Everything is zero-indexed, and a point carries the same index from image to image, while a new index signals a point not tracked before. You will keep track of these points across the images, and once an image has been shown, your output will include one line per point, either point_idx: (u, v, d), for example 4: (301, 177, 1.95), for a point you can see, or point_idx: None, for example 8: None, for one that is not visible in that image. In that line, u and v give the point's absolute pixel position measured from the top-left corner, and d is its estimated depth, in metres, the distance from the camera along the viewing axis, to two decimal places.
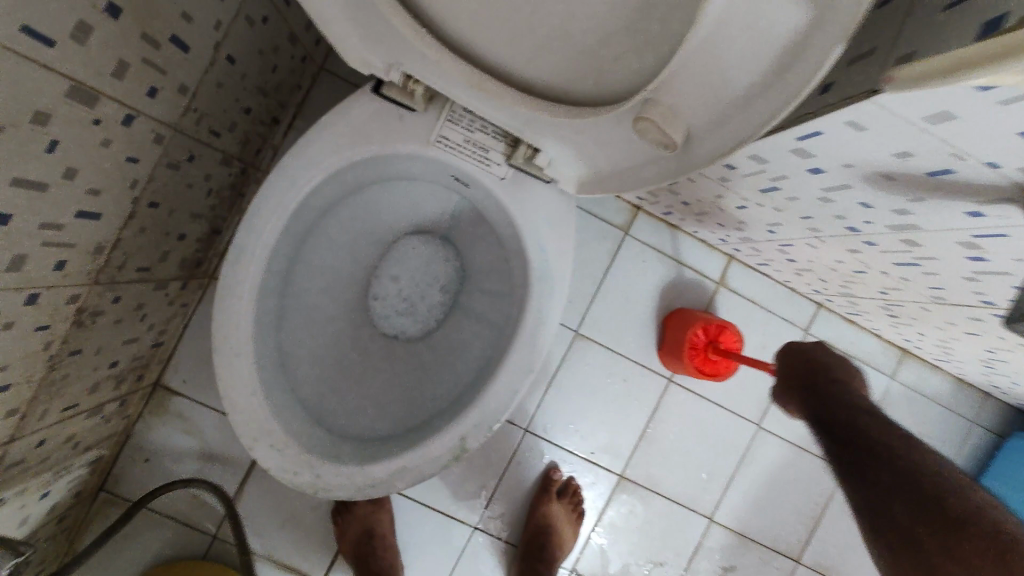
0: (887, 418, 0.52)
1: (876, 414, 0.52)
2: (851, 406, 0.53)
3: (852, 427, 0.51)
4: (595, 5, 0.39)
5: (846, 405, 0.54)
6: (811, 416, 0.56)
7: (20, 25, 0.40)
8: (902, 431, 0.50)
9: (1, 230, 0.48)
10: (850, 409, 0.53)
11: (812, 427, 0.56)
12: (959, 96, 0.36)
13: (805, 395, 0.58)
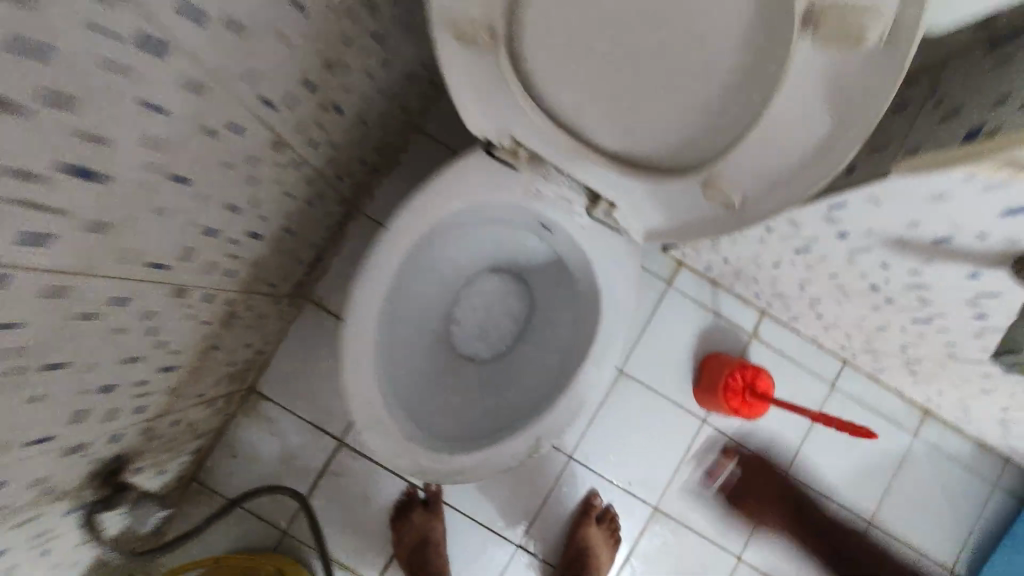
0: None
1: None
2: None
3: None
4: (677, 101, 0.53)
5: None
6: None
7: (261, 95, 0.57)
8: None
9: (208, 241, 0.63)
10: None
11: None
12: (952, 183, 0.48)
13: None
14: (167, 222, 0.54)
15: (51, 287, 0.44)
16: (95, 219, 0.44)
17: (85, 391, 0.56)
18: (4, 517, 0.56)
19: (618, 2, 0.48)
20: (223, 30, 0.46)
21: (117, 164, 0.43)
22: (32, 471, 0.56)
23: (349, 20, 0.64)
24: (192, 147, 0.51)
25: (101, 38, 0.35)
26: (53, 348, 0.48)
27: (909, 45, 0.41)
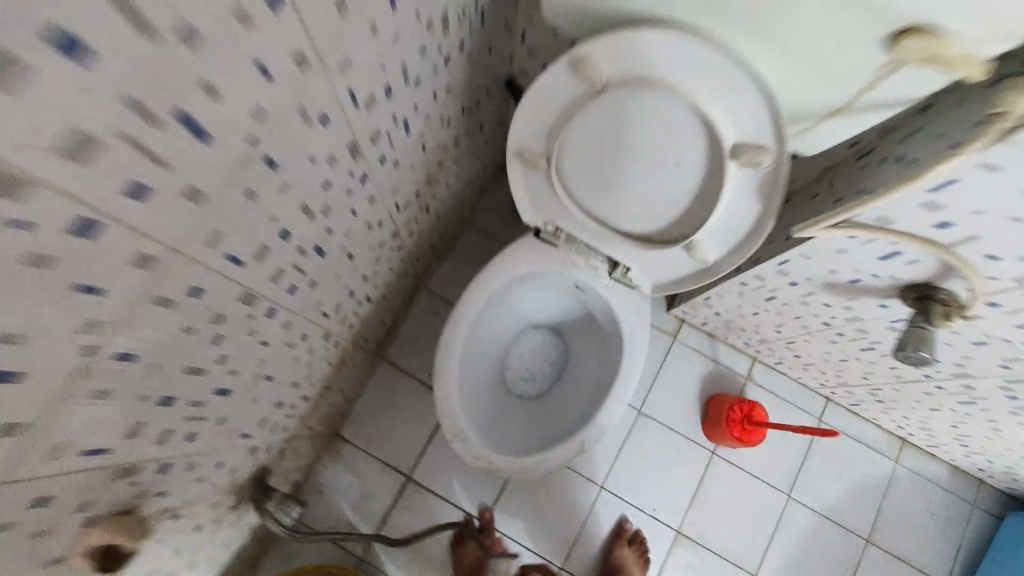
0: None
1: None
2: None
3: None
4: (654, 198, 0.78)
5: None
6: None
7: (394, 203, 0.86)
8: None
9: (349, 300, 0.91)
10: None
11: None
12: (845, 241, 0.76)
13: None
14: (337, 284, 0.81)
15: (285, 321, 0.71)
16: (313, 278, 0.72)
17: (271, 402, 0.81)
18: (210, 495, 0.79)
19: (608, 141, 0.74)
20: (389, 167, 0.76)
21: (331, 245, 0.72)
22: (231, 460, 0.80)
23: (444, 153, 0.95)
24: (359, 235, 0.80)
25: (348, 176, 0.65)
26: (271, 364, 0.74)
27: (780, 169, 0.66)
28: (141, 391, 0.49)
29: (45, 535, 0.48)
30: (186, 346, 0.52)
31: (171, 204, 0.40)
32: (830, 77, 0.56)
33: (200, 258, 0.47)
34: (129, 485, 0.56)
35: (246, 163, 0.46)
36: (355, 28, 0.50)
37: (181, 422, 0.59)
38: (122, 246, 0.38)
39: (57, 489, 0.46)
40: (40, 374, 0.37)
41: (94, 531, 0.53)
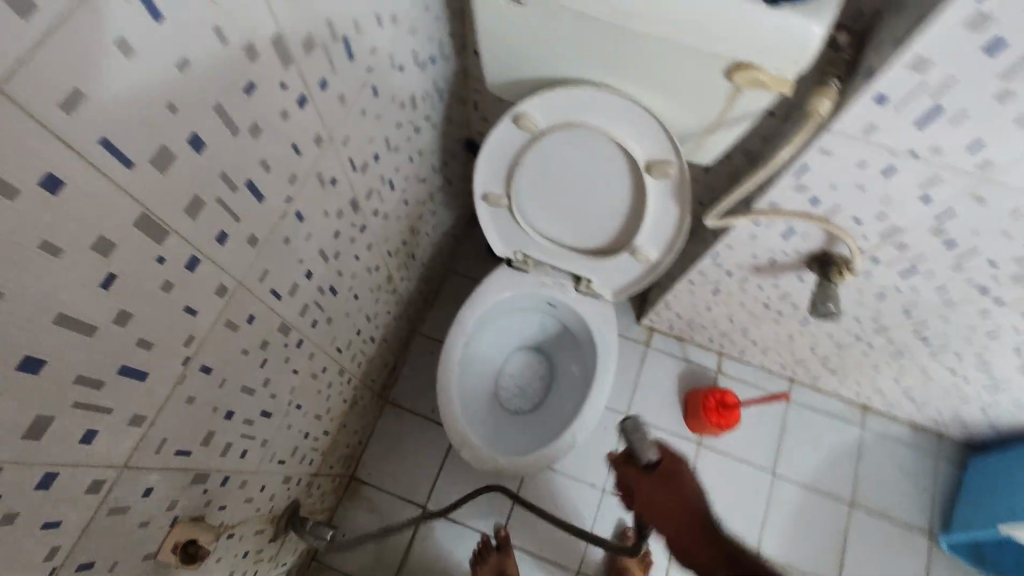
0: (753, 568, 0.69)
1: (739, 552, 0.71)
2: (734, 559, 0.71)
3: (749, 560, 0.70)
4: (600, 214, 0.99)
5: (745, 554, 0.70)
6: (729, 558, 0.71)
7: (387, 250, 1.03)
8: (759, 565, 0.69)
9: (358, 338, 1.05)
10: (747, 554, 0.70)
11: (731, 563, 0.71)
12: (751, 227, 0.95)
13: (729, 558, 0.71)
14: (347, 323, 0.97)
15: (311, 352, 0.85)
16: (330, 315, 0.87)
17: (301, 432, 0.94)
18: (256, 520, 0.89)
19: (554, 174, 0.95)
20: (380, 219, 0.93)
21: (342, 286, 0.88)
22: (272, 487, 0.91)
23: (421, 206, 1.14)
24: (363, 278, 0.96)
25: (350, 227, 0.82)
26: (300, 393, 0.88)
27: (681, 177, 0.85)
28: (214, 400, 0.63)
29: (146, 525, 0.59)
30: (244, 365, 0.67)
31: (237, 245, 0.56)
32: (705, 104, 0.77)
33: (253, 290, 0.63)
34: (201, 491, 0.68)
35: (282, 214, 0.62)
36: (350, 112, 0.69)
37: (238, 437, 0.72)
38: (209, 275, 0.53)
39: (158, 481, 0.58)
40: (158, 374, 0.52)
41: (177, 529, 0.65)
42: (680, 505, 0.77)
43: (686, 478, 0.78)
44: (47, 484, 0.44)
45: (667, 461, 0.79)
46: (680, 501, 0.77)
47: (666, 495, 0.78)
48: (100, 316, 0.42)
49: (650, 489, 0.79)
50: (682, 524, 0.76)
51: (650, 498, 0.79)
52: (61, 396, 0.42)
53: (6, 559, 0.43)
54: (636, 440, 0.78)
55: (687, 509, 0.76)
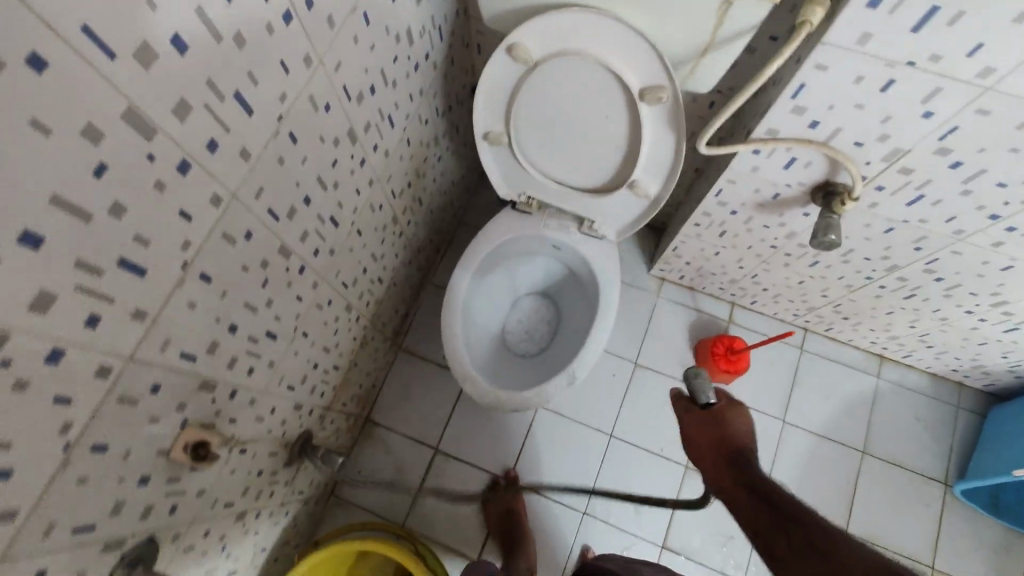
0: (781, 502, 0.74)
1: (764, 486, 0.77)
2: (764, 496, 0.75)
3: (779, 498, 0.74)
4: (598, 149, 0.98)
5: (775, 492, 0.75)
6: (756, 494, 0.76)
7: (391, 189, 1.06)
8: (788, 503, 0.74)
9: (364, 277, 1.09)
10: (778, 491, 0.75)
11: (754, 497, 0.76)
12: (751, 157, 0.93)
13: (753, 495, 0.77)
14: (352, 258, 1.00)
15: (314, 281, 0.89)
16: (332, 246, 0.91)
17: (310, 361, 0.99)
18: (268, 441, 0.95)
19: (550, 108, 0.95)
20: (381, 154, 0.95)
21: (343, 218, 0.91)
22: (282, 411, 0.96)
23: (426, 149, 1.15)
24: (365, 215, 0.99)
25: (349, 159, 0.85)
26: (306, 322, 0.92)
27: (676, 104, 0.84)
28: (216, 311, 0.67)
29: (156, 421, 0.64)
30: (244, 281, 0.71)
31: (229, 156, 0.59)
32: (695, 23, 0.76)
33: (249, 206, 0.66)
34: (208, 401, 0.73)
35: (274, 133, 0.65)
36: (340, 36, 0.71)
37: (243, 352, 0.77)
38: (202, 182, 0.56)
39: (165, 380, 0.63)
40: (157, 273, 0.56)
41: (187, 432, 0.70)
42: (719, 441, 0.85)
43: (734, 422, 0.86)
44: (56, 359, 0.48)
45: (723, 408, 0.88)
46: (721, 439, 0.85)
47: (709, 432, 0.87)
48: (95, 205, 0.46)
49: (696, 426, 0.88)
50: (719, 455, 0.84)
51: (694, 433, 0.88)
52: (61, 277, 0.45)
53: (21, 424, 0.47)
54: (697, 383, 0.89)
55: (726, 445, 0.84)
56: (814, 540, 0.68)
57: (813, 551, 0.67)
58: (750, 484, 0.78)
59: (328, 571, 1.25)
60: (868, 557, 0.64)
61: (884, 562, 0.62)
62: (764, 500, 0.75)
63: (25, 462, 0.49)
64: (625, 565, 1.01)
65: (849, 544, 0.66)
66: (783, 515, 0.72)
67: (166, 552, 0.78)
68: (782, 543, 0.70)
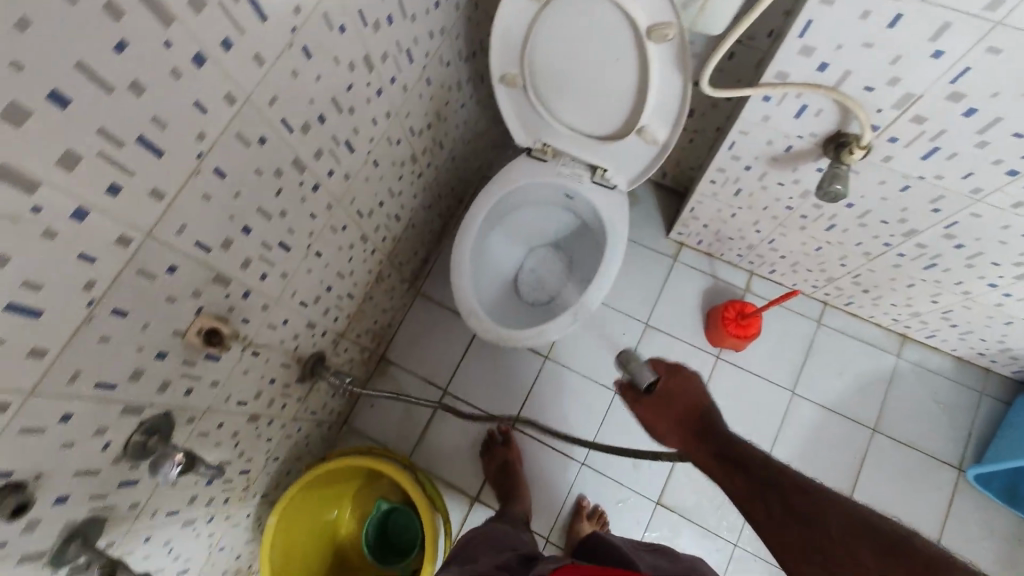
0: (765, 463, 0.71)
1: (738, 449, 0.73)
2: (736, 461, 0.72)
3: (766, 466, 0.71)
4: (607, 95, 1.01)
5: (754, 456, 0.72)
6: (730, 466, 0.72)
7: (410, 126, 1.11)
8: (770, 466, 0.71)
9: (380, 210, 1.14)
10: (761, 460, 0.71)
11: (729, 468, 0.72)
12: (761, 105, 0.93)
13: (730, 466, 0.72)
14: (367, 187, 1.06)
15: (328, 201, 0.95)
16: (347, 170, 0.96)
17: (323, 282, 1.06)
18: (280, 350, 1.03)
19: (562, 49, 0.97)
20: (399, 87, 1.00)
21: (358, 145, 0.96)
22: (295, 325, 1.04)
23: (448, 92, 1.19)
24: (382, 147, 1.04)
25: (364, 85, 0.90)
26: (320, 241, 0.98)
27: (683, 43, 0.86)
28: (230, 209, 0.74)
29: (173, 301, 0.72)
30: (258, 186, 0.77)
31: (243, 58, 0.65)
32: None
33: (263, 111, 0.72)
34: (222, 295, 0.80)
35: (288, 44, 0.70)
36: None
37: (256, 256, 0.84)
38: (217, 77, 0.62)
39: (181, 263, 0.70)
40: (174, 157, 0.62)
41: (201, 319, 0.78)
42: (678, 415, 0.81)
43: (682, 391, 0.82)
44: (81, 217, 0.55)
45: (666, 382, 0.83)
46: (677, 415, 0.80)
47: (663, 411, 0.82)
48: (116, 79, 0.52)
49: (651, 411, 0.82)
50: (682, 431, 0.79)
51: (652, 420, 0.82)
52: (85, 139, 0.52)
53: (49, 270, 0.55)
54: (634, 367, 0.83)
55: (683, 421, 0.79)
56: (794, 505, 0.66)
57: (795, 517, 0.65)
58: (722, 457, 0.74)
59: (338, 489, 1.35)
60: (846, 514, 0.64)
61: (856, 518, 0.63)
62: (738, 468, 0.72)
63: (54, 307, 0.57)
64: (633, 548, 0.91)
65: (828, 505, 0.65)
66: (756, 479, 0.70)
67: (181, 431, 0.87)
68: (759, 507, 0.68)
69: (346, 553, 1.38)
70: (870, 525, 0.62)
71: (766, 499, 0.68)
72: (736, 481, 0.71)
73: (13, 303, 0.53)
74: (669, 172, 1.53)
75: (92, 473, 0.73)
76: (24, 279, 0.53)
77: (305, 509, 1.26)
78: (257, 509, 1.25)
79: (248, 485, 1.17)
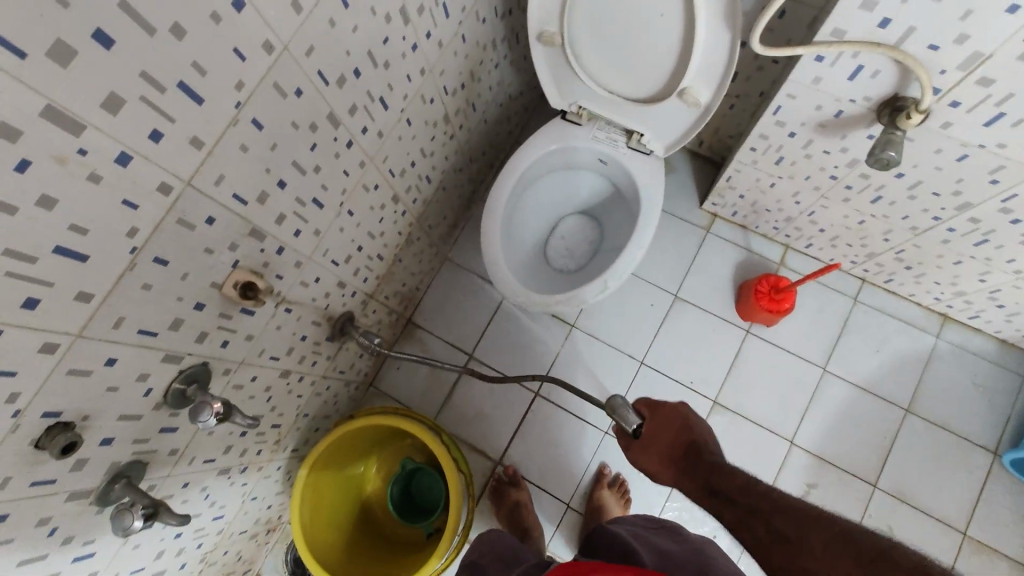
0: (748, 484, 0.74)
1: (725, 479, 0.76)
2: (722, 492, 0.75)
3: (748, 491, 0.73)
4: (649, 54, 0.97)
5: (737, 480, 0.75)
6: (720, 496, 0.75)
7: (444, 85, 1.08)
8: (754, 487, 0.73)
9: (412, 170, 1.13)
10: (743, 483, 0.74)
11: (718, 499, 0.75)
12: (813, 65, 0.88)
13: (716, 498, 0.75)
14: (400, 146, 1.04)
15: (361, 159, 0.94)
16: (380, 128, 0.95)
17: (354, 241, 1.06)
18: (311, 308, 1.04)
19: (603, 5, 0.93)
20: (434, 43, 0.98)
21: (393, 102, 0.95)
22: (326, 284, 1.04)
23: (483, 50, 1.16)
24: (416, 105, 1.02)
25: (401, 39, 0.88)
26: (351, 200, 0.98)
27: None
28: (267, 162, 0.74)
29: (211, 253, 0.73)
30: (294, 140, 0.76)
31: (282, 5, 0.64)
32: None
33: (300, 62, 0.71)
34: (258, 249, 0.81)
35: None
36: None
37: (290, 211, 0.84)
38: (255, 23, 0.61)
39: (219, 216, 0.70)
40: (213, 106, 0.62)
41: (237, 272, 0.79)
42: (668, 451, 0.84)
43: (667, 428, 0.85)
44: (124, 163, 0.55)
45: (651, 422, 0.86)
46: (665, 451, 0.84)
47: (653, 450, 0.85)
48: (158, 22, 0.52)
49: (641, 452, 0.87)
50: (674, 467, 0.83)
51: (645, 461, 0.86)
52: (128, 83, 0.52)
53: (94, 214, 0.55)
54: (621, 413, 0.86)
55: (672, 456, 0.83)
56: (779, 528, 0.68)
57: (780, 538, 0.67)
58: (710, 488, 0.76)
59: (365, 447, 1.39)
60: (834, 531, 0.64)
61: (840, 531, 0.64)
62: (725, 499, 0.74)
63: (99, 253, 0.58)
64: (638, 535, 0.85)
65: (815, 521, 0.66)
66: (744, 508, 0.72)
67: (218, 382, 0.89)
68: (745, 532, 0.70)
69: (372, 510, 1.41)
70: (853, 538, 0.62)
71: (747, 521, 0.71)
72: (721, 512, 0.74)
73: (60, 246, 0.54)
74: (706, 140, 1.49)
75: (134, 418, 0.76)
76: (71, 222, 0.54)
77: (332, 465, 1.29)
78: (288, 462, 1.29)
79: (280, 439, 1.20)
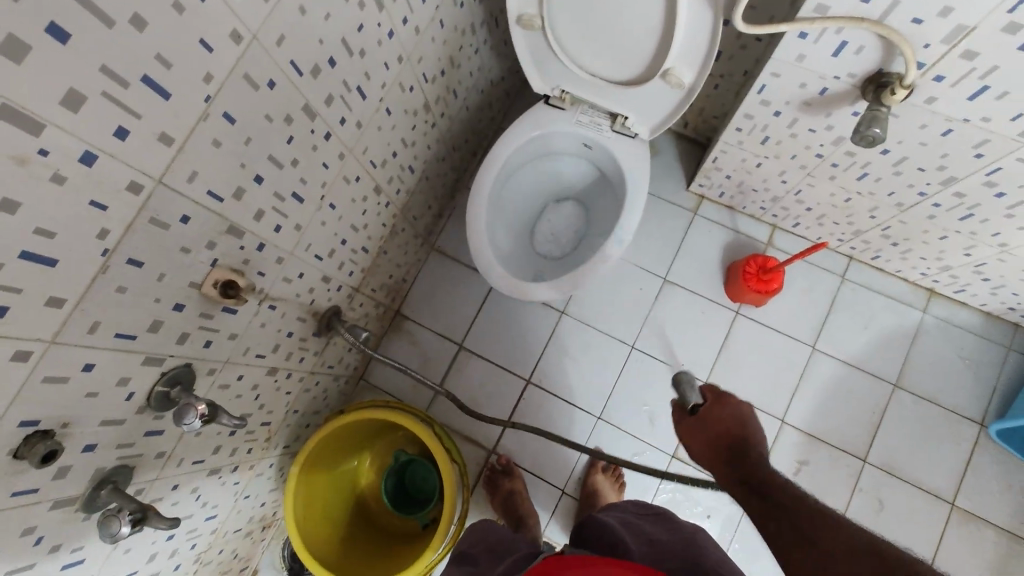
0: (780, 486, 0.70)
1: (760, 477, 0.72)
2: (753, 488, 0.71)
3: (781, 490, 0.69)
4: (629, 36, 0.96)
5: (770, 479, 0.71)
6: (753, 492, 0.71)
7: (423, 72, 1.06)
8: (786, 488, 0.70)
9: (393, 161, 1.11)
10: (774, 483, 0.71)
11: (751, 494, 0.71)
12: (797, 42, 0.87)
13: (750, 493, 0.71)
14: (380, 137, 1.02)
15: (340, 151, 0.92)
16: (359, 118, 0.93)
17: (336, 235, 1.04)
18: (295, 304, 1.02)
19: None
20: (411, 29, 0.95)
21: (371, 91, 0.92)
22: (310, 280, 1.03)
23: (462, 34, 1.14)
24: (395, 93, 1.00)
25: (375, 25, 0.85)
26: (332, 193, 0.96)
27: None
28: (241, 157, 0.72)
29: (188, 253, 0.71)
30: (268, 133, 0.74)
31: None
32: None
33: (271, 52, 0.68)
34: (237, 247, 0.79)
35: None
36: None
37: (268, 207, 0.82)
38: (221, 13, 0.59)
39: (194, 214, 0.68)
40: (181, 100, 0.60)
41: (217, 271, 0.77)
42: (715, 436, 0.81)
43: (724, 417, 0.81)
44: (89, 162, 0.53)
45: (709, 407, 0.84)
46: (710, 438, 0.81)
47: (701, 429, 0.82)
48: (115, 12, 0.49)
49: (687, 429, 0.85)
50: (714, 453, 0.80)
51: (688, 440, 0.84)
52: (88, 78, 0.50)
53: (60, 217, 0.53)
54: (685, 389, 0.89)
55: (717, 442, 0.80)
56: (800, 525, 0.65)
57: (805, 538, 0.64)
58: (743, 480, 0.73)
59: (359, 440, 1.38)
60: (852, 540, 0.61)
61: (870, 539, 0.61)
62: (758, 492, 0.71)
63: (68, 257, 0.56)
64: (628, 522, 0.86)
65: (843, 529, 0.63)
66: (773, 504, 0.69)
67: (203, 383, 0.88)
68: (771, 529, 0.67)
69: (367, 502, 1.41)
70: (876, 550, 0.59)
71: (772, 518, 0.67)
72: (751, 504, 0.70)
73: (26, 250, 0.52)
74: (690, 121, 1.47)
75: (117, 423, 0.74)
76: (36, 226, 0.52)
77: (326, 457, 1.28)
78: (279, 459, 1.28)
79: (270, 437, 1.19)
